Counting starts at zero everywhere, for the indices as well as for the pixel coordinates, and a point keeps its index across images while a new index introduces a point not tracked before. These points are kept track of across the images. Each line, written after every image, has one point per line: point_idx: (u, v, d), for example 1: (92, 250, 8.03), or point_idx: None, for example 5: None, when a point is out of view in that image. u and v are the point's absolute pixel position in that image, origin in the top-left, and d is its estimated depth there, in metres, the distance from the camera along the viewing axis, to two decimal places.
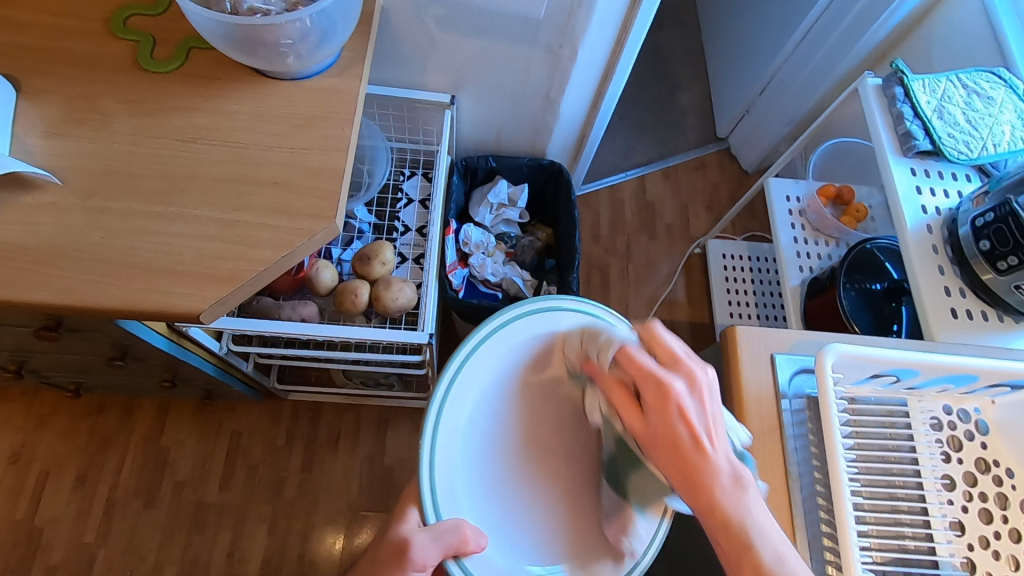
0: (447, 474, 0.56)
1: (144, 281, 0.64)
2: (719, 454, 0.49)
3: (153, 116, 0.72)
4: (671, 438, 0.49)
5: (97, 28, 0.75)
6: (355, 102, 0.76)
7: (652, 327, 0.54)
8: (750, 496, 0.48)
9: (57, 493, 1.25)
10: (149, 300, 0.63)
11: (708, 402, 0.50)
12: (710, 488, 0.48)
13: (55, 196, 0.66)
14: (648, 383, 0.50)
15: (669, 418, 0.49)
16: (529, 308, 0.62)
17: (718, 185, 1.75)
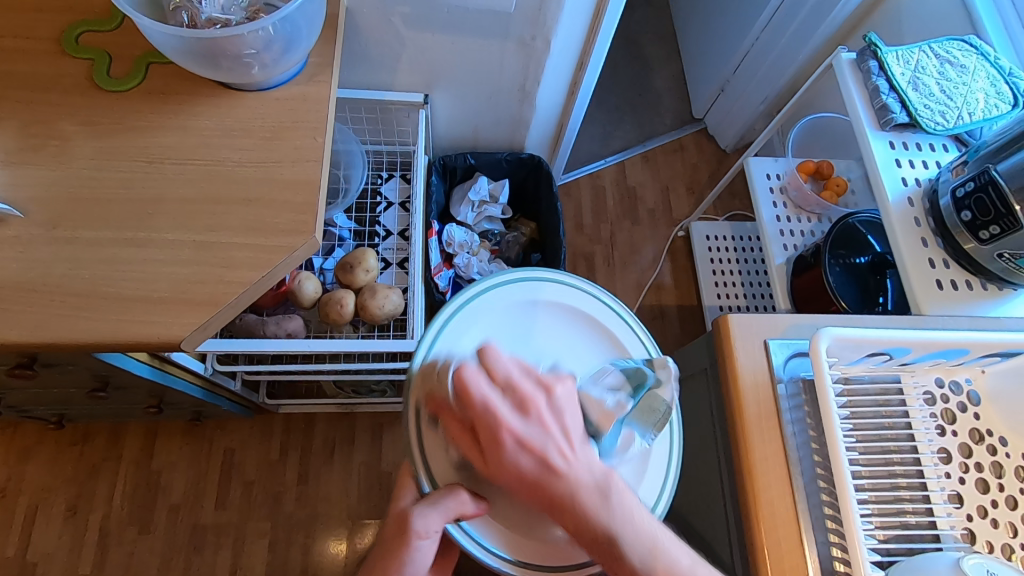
0: (438, 446, 0.57)
1: (120, 312, 0.61)
2: (577, 468, 0.50)
3: (116, 137, 0.69)
4: (519, 470, 0.49)
5: (49, 48, 0.72)
6: (326, 110, 0.73)
7: (484, 353, 0.51)
8: (616, 503, 0.49)
9: (48, 527, 1.22)
10: (127, 331, 0.61)
11: (569, 419, 0.51)
12: (572, 504, 0.49)
13: (19, 229, 0.63)
14: (474, 413, 0.49)
15: (493, 452, 0.49)
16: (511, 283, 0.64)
17: (698, 166, 1.75)
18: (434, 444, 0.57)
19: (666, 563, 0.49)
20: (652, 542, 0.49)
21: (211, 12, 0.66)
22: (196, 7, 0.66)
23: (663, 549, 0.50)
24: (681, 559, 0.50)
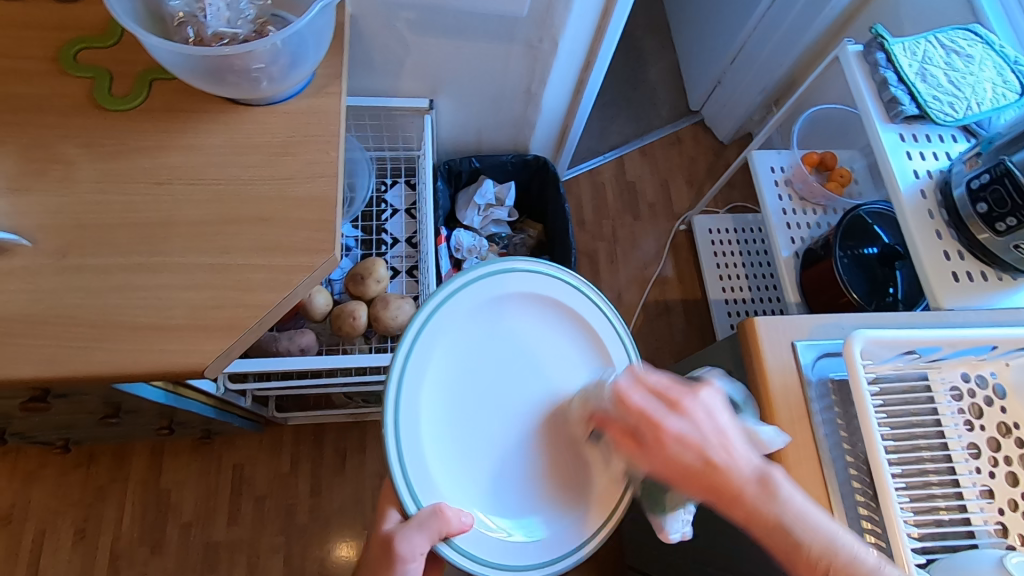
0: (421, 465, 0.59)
1: (137, 341, 0.59)
2: (736, 459, 0.51)
3: (121, 159, 0.66)
4: (679, 466, 0.50)
5: (45, 67, 0.69)
6: (337, 122, 0.71)
7: (630, 370, 0.55)
8: (782, 494, 0.50)
9: (56, 552, 1.20)
10: (145, 361, 0.59)
11: (704, 420, 0.51)
12: (738, 496, 0.50)
13: (25, 259, 0.61)
14: (635, 414, 0.52)
15: (654, 445, 0.51)
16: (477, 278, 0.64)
17: (696, 158, 1.74)
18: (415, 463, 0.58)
19: (843, 559, 0.48)
20: (826, 541, 0.49)
21: (217, 26, 0.64)
22: (202, 20, 0.64)
23: (810, 516, 0.50)
24: (848, 551, 0.48)
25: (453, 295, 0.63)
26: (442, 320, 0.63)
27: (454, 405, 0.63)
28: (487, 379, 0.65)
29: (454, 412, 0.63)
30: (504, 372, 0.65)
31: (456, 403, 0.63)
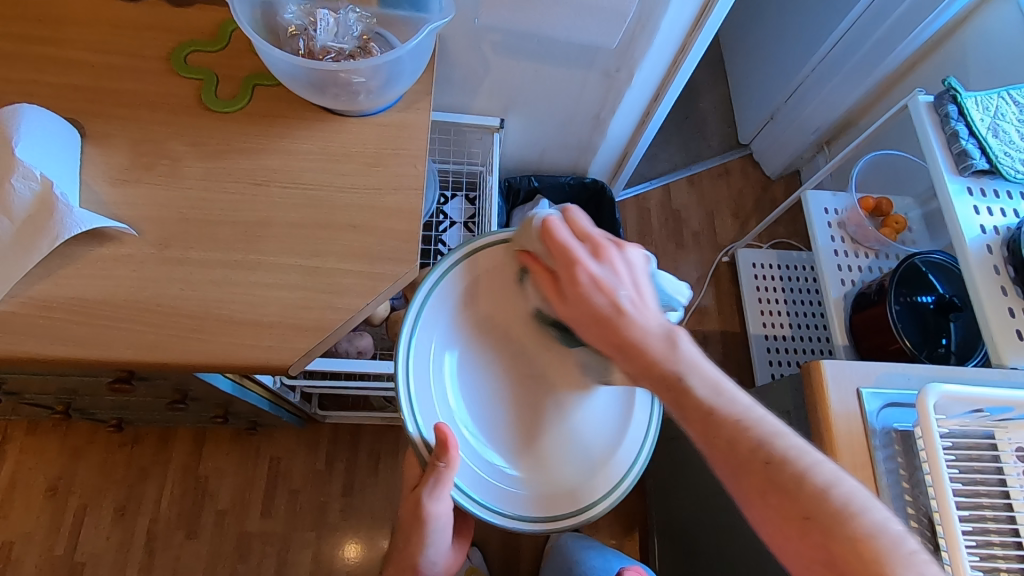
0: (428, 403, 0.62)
1: (229, 335, 0.62)
2: (645, 316, 0.56)
3: (223, 158, 0.69)
4: (591, 309, 0.56)
5: (158, 66, 0.73)
6: (425, 137, 0.74)
7: (570, 211, 0.58)
8: (682, 349, 0.55)
9: (97, 527, 1.25)
10: (236, 355, 0.61)
11: (621, 267, 0.56)
12: (642, 349, 0.55)
13: (132, 248, 0.64)
14: (558, 254, 0.56)
15: (568, 287, 0.56)
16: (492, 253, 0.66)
17: (743, 191, 1.74)
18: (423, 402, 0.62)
19: (777, 448, 0.50)
20: (743, 415, 0.52)
21: (326, 40, 0.68)
22: (312, 35, 0.68)
23: (727, 393, 0.54)
24: (765, 424, 0.51)
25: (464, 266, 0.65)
26: (457, 296, 0.65)
27: (462, 376, 0.65)
28: (496, 357, 0.66)
29: (464, 381, 0.65)
30: (515, 355, 0.66)
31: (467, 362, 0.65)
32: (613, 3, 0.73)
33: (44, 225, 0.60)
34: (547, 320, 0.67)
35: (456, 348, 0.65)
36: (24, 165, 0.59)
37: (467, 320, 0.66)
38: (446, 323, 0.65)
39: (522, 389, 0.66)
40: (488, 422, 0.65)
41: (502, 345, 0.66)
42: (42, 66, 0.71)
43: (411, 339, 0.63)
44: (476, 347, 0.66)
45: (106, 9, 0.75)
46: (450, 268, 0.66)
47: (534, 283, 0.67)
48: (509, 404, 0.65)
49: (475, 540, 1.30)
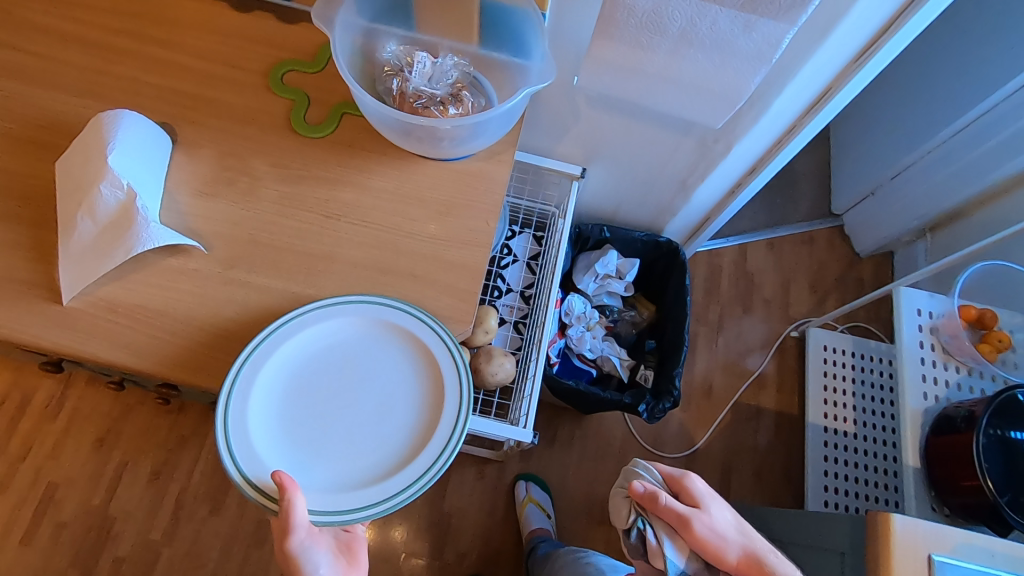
0: (251, 440, 0.58)
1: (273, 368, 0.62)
2: (737, 535, 0.70)
3: (300, 184, 0.70)
4: (714, 537, 0.68)
5: (256, 81, 0.74)
6: (501, 192, 0.71)
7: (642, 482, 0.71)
8: (767, 548, 0.71)
9: (133, 485, 1.33)
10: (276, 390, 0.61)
11: (711, 503, 0.71)
12: (756, 559, 0.68)
13: (199, 263, 0.65)
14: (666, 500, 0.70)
15: (690, 525, 0.68)
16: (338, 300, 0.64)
17: (826, 264, 1.62)
18: (244, 440, 0.58)
19: None
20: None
21: (419, 83, 0.67)
22: (407, 77, 0.68)
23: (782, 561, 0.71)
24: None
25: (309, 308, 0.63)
26: (280, 344, 0.61)
27: (293, 417, 0.60)
28: (333, 389, 0.62)
29: (299, 422, 0.60)
30: (354, 387, 0.62)
31: (303, 400, 0.61)
32: (725, 89, 0.64)
33: (122, 235, 0.62)
34: (376, 351, 0.64)
35: (282, 394, 0.61)
36: (112, 175, 0.62)
37: (290, 363, 0.62)
38: (267, 373, 0.61)
39: (366, 415, 0.61)
40: (337, 453, 0.59)
41: (339, 376, 0.62)
42: (148, 66, 0.73)
43: (231, 397, 0.59)
44: (310, 386, 0.61)
45: (215, 15, 0.77)
46: (275, 325, 0.62)
47: (357, 315, 0.64)
48: (351, 428, 0.61)
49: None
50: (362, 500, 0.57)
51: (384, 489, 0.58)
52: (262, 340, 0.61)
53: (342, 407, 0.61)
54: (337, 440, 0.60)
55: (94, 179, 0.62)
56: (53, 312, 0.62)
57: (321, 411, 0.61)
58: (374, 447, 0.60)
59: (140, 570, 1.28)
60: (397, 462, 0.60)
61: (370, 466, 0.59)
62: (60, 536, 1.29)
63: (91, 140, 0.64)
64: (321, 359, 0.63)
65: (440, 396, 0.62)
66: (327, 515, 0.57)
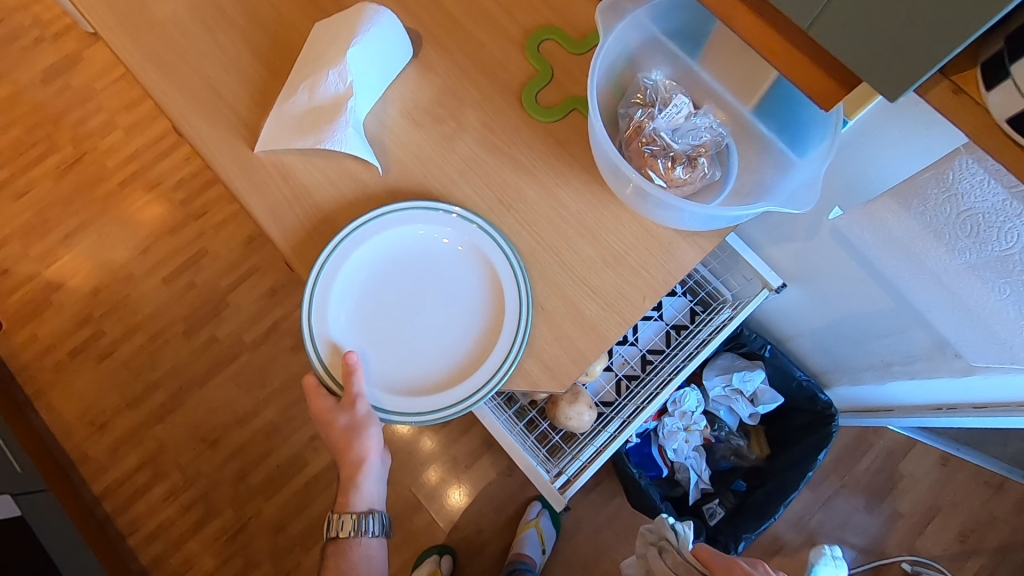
0: (324, 320, 0.60)
1: (374, 307, 0.61)
2: None
3: (495, 156, 0.66)
4: None
5: (515, 35, 0.71)
6: (677, 275, 0.62)
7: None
8: None
9: (253, 289, 1.50)
10: (365, 329, 0.60)
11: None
12: None
13: (370, 180, 0.65)
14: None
15: None
16: (433, 211, 0.61)
17: (998, 522, 1.29)
18: (320, 318, 0.60)
19: None
20: None
21: (661, 127, 0.59)
22: (654, 114, 0.61)
23: None
24: None
25: (405, 210, 0.61)
26: (371, 239, 0.61)
27: (362, 304, 0.61)
28: (406, 295, 0.61)
29: (365, 313, 0.61)
30: (424, 299, 0.61)
31: (375, 294, 0.61)
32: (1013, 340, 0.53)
33: (321, 124, 0.63)
34: (454, 275, 0.62)
35: (361, 281, 0.61)
36: (342, 67, 0.63)
37: (373, 257, 0.61)
38: (359, 256, 0.61)
39: (425, 326, 0.61)
40: (390, 356, 0.60)
41: (413, 287, 0.61)
42: None
43: (316, 276, 0.60)
44: (387, 287, 0.61)
45: None
46: (371, 220, 0.61)
47: (456, 235, 0.62)
48: (409, 332, 0.61)
49: (454, 550, 1.31)
50: (405, 405, 0.59)
51: (424, 402, 0.59)
52: (362, 223, 0.61)
53: (407, 314, 0.61)
54: (392, 343, 0.60)
55: (330, 63, 0.64)
56: (244, 155, 0.66)
57: (389, 308, 0.61)
58: (424, 358, 0.60)
59: (222, 355, 1.46)
60: (435, 384, 0.59)
61: (419, 374, 0.60)
62: (188, 292, 1.50)
63: (347, 23, 0.65)
64: (408, 261, 0.62)
65: (498, 333, 0.60)
66: (375, 408, 0.59)
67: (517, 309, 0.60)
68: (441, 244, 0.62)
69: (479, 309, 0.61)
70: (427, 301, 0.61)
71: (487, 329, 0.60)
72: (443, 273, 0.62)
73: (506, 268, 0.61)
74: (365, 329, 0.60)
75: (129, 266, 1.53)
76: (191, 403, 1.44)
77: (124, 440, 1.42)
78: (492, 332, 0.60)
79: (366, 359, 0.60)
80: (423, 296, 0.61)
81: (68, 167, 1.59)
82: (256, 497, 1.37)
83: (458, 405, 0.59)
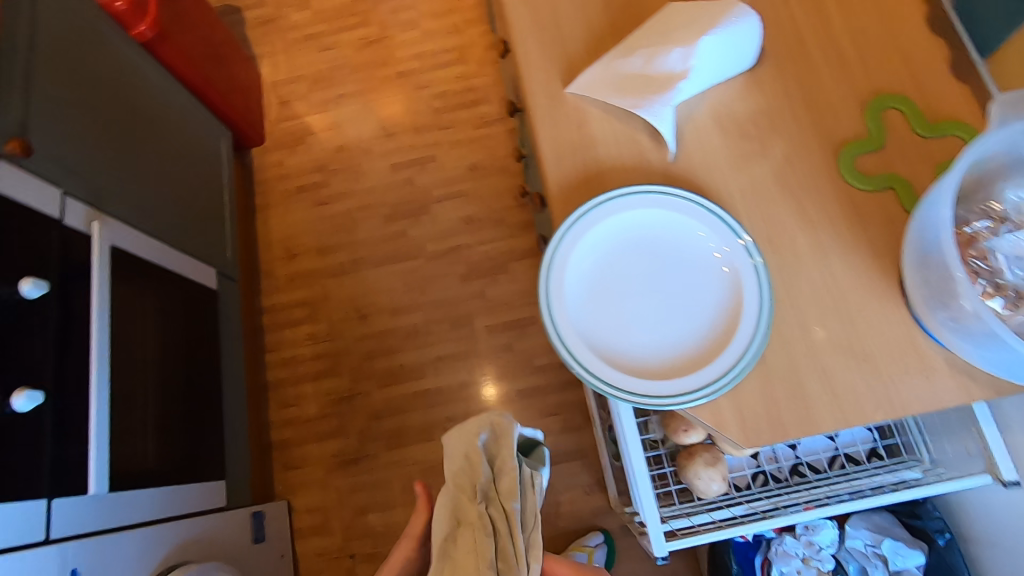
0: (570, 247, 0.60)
1: (611, 268, 0.60)
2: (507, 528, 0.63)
3: (785, 195, 0.63)
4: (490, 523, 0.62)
5: (861, 91, 0.66)
6: (921, 407, 0.55)
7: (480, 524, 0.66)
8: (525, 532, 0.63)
9: (455, 209, 1.61)
10: (594, 283, 0.60)
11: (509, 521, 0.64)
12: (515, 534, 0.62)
13: (654, 162, 0.65)
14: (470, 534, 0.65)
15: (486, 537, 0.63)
16: (719, 220, 0.59)
17: None
18: (570, 245, 0.60)
19: None
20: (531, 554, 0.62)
21: (1001, 249, 0.54)
22: (994, 234, 0.55)
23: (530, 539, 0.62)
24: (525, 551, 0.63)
25: (697, 205, 0.60)
26: (651, 210, 0.60)
27: (610, 260, 0.60)
28: (649, 276, 0.60)
29: (608, 268, 0.60)
30: (664, 290, 0.59)
31: (623, 259, 0.60)
32: None
33: (644, 91, 0.64)
34: (701, 286, 0.59)
35: (622, 240, 0.61)
36: (692, 48, 0.63)
37: (642, 227, 0.61)
38: (632, 216, 0.61)
39: (648, 312, 0.59)
40: (604, 315, 0.59)
41: (661, 273, 0.60)
42: (806, 4, 0.70)
43: (590, 211, 0.60)
44: (637, 260, 0.60)
45: (902, 16, 0.68)
46: (663, 194, 0.60)
47: (727, 253, 0.59)
48: (632, 308, 0.59)
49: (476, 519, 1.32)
50: (591, 365, 0.56)
51: (609, 374, 0.56)
52: (658, 192, 0.60)
53: (641, 291, 0.60)
54: (614, 307, 0.59)
55: (681, 39, 0.64)
56: (555, 90, 0.69)
57: (628, 277, 0.60)
58: (631, 339, 0.58)
59: (402, 250, 1.58)
60: (627, 369, 0.57)
61: (618, 349, 0.58)
62: (405, 185, 1.65)
63: (710, 11, 0.65)
64: (670, 249, 0.61)
65: (709, 360, 0.56)
66: (565, 349, 0.57)
67: (744, 347, 0.56)
68: (707, 253, 0.60)
69: (707, 329, 0.58)
70: (664, 292, 0.59)
71: (703, 349, 0.57)
72: (691, 276, 0.60)
73: (757, 307, 0.57)
74: (598, 280, 0.60)
75: (374, 143, 1.72)
76: (361, 274, 1.57)
77: (300, 275, 1.60)
78: (707, 355, 0.57)
79: (584, 305, 0.59)
80: (664, 286, 0.60)
81: (370, 44, 1.86)
82: (371, 380, 1.48)
83: (635, 396, 0.56)
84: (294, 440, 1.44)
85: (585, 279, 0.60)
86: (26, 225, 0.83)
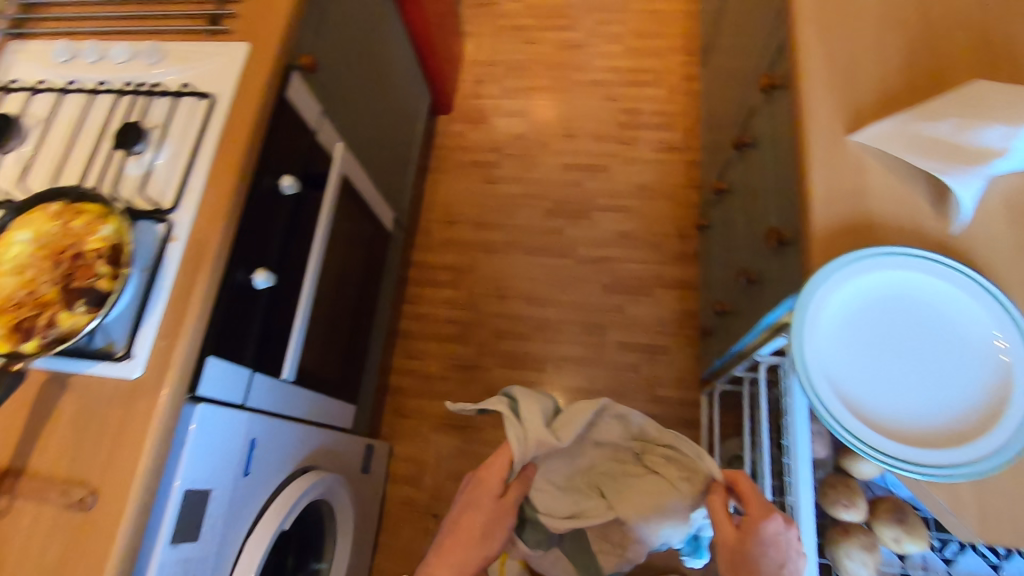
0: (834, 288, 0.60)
1: (868, 321, 0.60)
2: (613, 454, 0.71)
3: None
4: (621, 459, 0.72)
5: None
6: None
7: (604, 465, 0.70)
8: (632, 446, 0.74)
9: (615, 221, 1.63)
10: (848, 330, 0.60)
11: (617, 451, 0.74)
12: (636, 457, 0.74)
13: (930, 230, 0.64)
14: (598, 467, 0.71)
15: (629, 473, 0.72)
16: (999, 304, 0.58)
17: None
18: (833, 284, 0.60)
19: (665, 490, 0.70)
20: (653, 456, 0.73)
21: None
22: None
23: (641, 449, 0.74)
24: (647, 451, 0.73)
25: (978, 284, 0.59)
26: (924, 276, 0.60)
27: (867, 312, 0.60)
28: (906, 338, 0.59)
29: (865, 319, 0.60)
30: (919, 356, 0.58)
31: (882, 314, 0.60)
32: None
33: (948, 160, 0.63)
34: (962, 364, 0.58)
35: (883, 296, 0.60)
36: (1017, 127, 0.60)
37: (908, 290, 0.60)
38: (902, 276, 0.60)
39: (898, 374, 0.58)
40: (852, 363, 0.58)
41: (919, 339, 0.59)
42: None
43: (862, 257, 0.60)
44: (897, 319, 0.60)
45: None
46: (941, 263, 0.60)
47: (1000, 338, 0.57)
48: (882, 365, 0.58)
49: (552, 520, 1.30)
50: (834, 406, 0.56)
51: (852, 421, 0.55)
52: (936, 260, 0.60)
53: (895, 350, 0.59)
54: (863, 358, 0.59)
55: (1005, 115, 0.61)
56: (837, 134, 0.69)
57: (883, 334, 0.59)
58: (875, 394, 0.57)
59: (555, 245, 1.62)
60: (866, 421, 0.56)
61: (860, 399, 0.57)
62: (572, 186, 1.69)
63: None
64: (934, 319, 0.59)
65: (961, 439, 0.54)
66: (810, 383, 0.57)
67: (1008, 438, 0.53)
68: (976, 333, 0.58)
69: (962, 408, 0.56)
70: (919, 359, 0.58)
71: (955, 426, 0.55)
72: (953, 352, 0.58)
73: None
74: (852, 327, 0.60)
75: (553, 139, 1.77)
76: (510, 257, 1.63)
77: (453, 242, 1.68)
78: (959, 433, 0.55)
79: (832, 348, 0.59)
80: (919, 353, 0.58)
81: (572, 47, 1.92)
82: (493, 358, 1.52)
83: (875, 450, 0.55)
84: (410, 391, 1.51)
85: (838, 322, 0.60)
86: (296, 132, 0.93)
